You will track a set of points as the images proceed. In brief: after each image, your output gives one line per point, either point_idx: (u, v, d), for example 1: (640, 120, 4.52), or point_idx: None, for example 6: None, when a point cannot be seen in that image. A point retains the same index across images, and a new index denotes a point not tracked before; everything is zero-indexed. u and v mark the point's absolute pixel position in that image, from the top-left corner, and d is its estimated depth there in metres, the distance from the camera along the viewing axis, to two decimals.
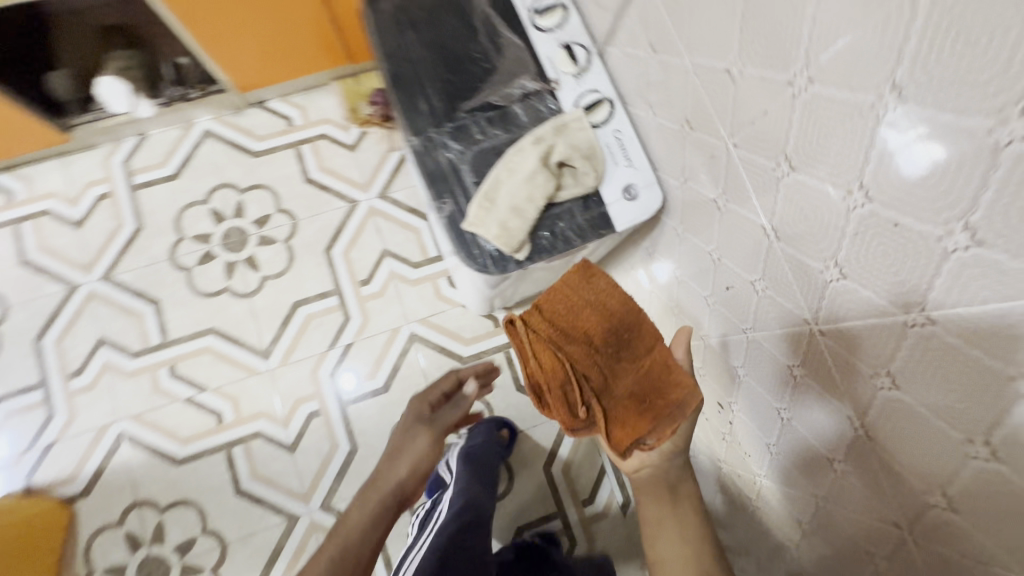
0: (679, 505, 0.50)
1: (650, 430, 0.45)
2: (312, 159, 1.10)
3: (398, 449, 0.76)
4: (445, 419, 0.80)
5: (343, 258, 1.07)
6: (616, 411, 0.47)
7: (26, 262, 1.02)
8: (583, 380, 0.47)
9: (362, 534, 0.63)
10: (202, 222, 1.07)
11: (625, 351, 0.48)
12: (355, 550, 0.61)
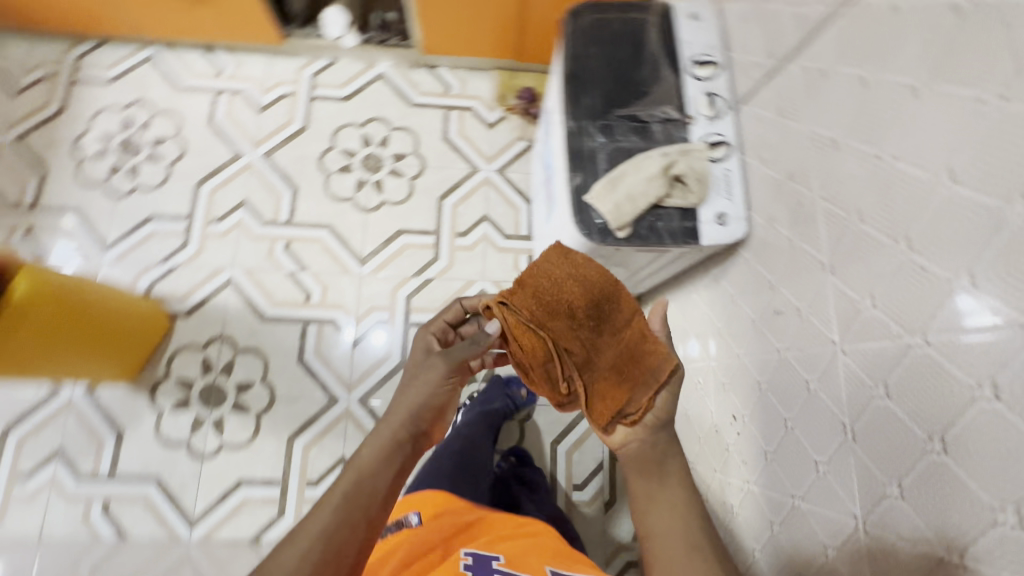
0: (668, 482, 0.53)
1: (627, 397, 0.55)
2: (455, 124, 1.30)
3: (403, 395, 0.65)
4: (461, 352, 0.68)
5: (451, 209, 1.24)
6: (596, 383, 0.57)
7: (213, 123, 1.25)
8: (566, 355, 0.58)
9: (378, 471, 0.59)
10: (353, 141, 1.27)
11: (604, 324, 0.58)
12: (371, 486, 0.57)
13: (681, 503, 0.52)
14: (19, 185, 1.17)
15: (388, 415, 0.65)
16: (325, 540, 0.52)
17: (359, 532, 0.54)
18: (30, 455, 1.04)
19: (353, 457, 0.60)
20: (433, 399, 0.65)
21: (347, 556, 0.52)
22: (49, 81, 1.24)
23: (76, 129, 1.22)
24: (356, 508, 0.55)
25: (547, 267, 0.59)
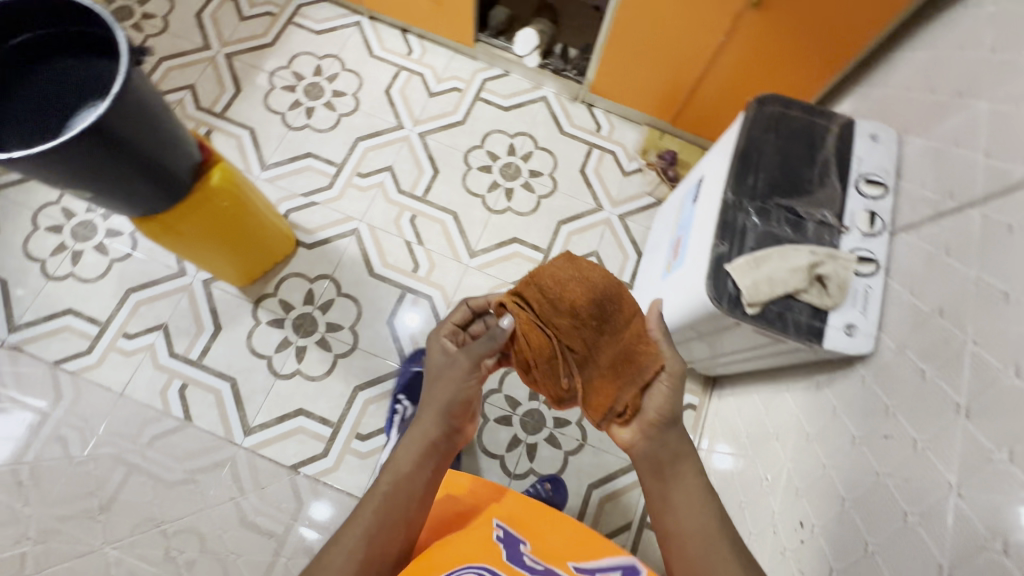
0: (682, 480, 0.65)
1: (621, 392, 0.65)
2: (595, 162, 1.37)
3: (434, 399, 0.70)
4: (476, 351, 0.69)
5: (566, 235, 1.29)
6: (594, 379, 0.65)
7: (388, 93, 1.37)
8: (568, 352, 0.64)
9: (411, 473, 0.67)
10: (500, 145, 1.36)
11: (605, 325, 0.64)
12: (406, 488, 0.65)
13: (697, 500, 0.64)
14: (216, 94, 1.33)
15: (422, 414, 0.71)
16: (369, 538, 0.61)
17: (398, 529, 0.63)
18: (140, 320, 1.14)
19: (391, 460, 0.68)
20: (462, 398, 0.70)
21: (389, 551, 0.62)
22: (271, 17, 1.41)
23: (277, 62, 1.37)
24: (394, 512, 0.64)
25: (555, 269, 0.65)
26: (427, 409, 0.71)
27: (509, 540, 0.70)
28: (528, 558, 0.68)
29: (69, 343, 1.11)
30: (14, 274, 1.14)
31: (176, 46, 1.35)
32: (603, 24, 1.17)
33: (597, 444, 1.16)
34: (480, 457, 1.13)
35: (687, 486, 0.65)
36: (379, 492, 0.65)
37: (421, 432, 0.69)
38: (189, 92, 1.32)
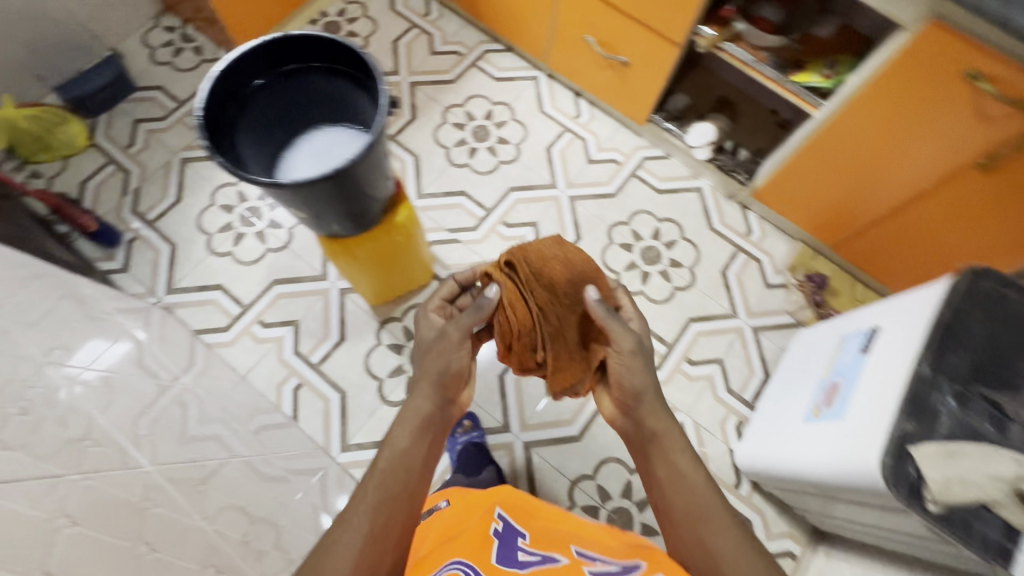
0: (667, 459, 0.70)
1: (585, 367, 0.74)
2: (738, 266, 1.32)
3: (426, 373, 0.75)
4: (465, 321, 0.75)
5: (694, 334, 1.25)
6: (563, 353, 0.72)
7: (548, 150, 1.39)
8: (545, 325, 0.70)
9: (407, 449, 0.70)
10: (645, 227, 1.34)
11: (578, 304, 0.72)
12: (403, 465, 0.68)
13: (688, 484, 0.67)
14: (393, 117, 1.41)
15: (415, 390, 0.75)
16: (371, 512, 0.63)
17: (399, 505, 0.65)
18: (277, 312, 1.20)
19: (384, 446, 0.70)
20: (450, 365, 0.75)
21: (392, 526, 0.64)
22: (458, 56, 1.48)
23: (453, 99, 1.43)
24: (392, 489, 0.66)
25: (542, 247, 0.72)
26: (419, 384, 0.76)
27: (506, 536, 0.65)
28: (523, 555, 0.61)
29: (211, 317, 1.19)
30: (183, 241, 1.24)
31: None
32: (795, 139, 1.14)
33: None
34: None
35: (674, 463, 0.69)
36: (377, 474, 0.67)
37: (417, 410, 0.73)
38: None
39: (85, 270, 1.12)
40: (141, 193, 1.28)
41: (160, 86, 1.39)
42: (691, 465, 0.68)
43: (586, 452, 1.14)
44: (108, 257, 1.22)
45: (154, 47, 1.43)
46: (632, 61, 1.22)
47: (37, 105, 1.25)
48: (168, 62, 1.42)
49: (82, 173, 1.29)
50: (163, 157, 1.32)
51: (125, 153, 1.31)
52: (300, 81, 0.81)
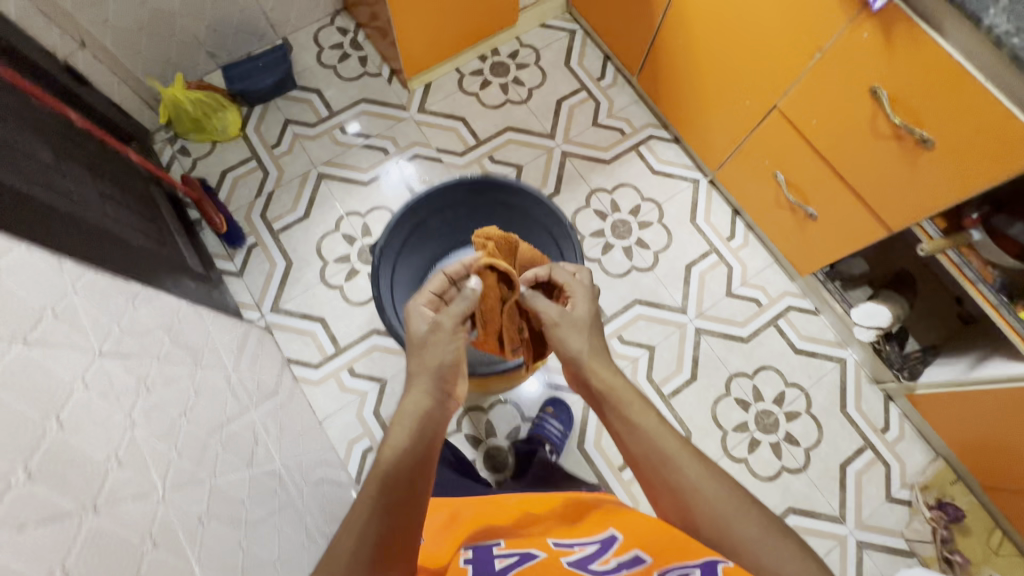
0: (635, 409, 0.65)
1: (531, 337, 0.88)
2: (862, 464, 1.16)
3: (428, 362, 0.69)
4: (456, 310, 0.73)
5: (789, 528, 1.12)
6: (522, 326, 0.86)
7: (688, 269, 1.27)
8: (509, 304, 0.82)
9: (404, 451, 0.60)
10: (769, 387, 1.20)
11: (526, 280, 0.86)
12: (401, 466, 0.59)
13: (654, 426, 0.63)
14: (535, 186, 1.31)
15: (410, 386, 0.67)
16: (372, 523, 0.54)
17: (404, 514, 0.56)
18: (368, 364, 1.17)
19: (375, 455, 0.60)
20: (447, 356, 0.70)
21: (399, 542, 0.55)
22: (620, 135, 1.36)
23: (602, 182, 1.32)
24: (389, 499, 0.56)
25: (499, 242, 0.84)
26: (416, 378, 0.68)
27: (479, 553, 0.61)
28: (499, 562, 0.58)
29: (305, 349, 1.17)
30: (299, 261, 1.23)
31: (526, 122, 1.36)
32: (983, 377, 0.96)
33: None
34: None
35: (643, 414, 0.64)
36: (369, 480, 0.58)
37: (411, 406, 0.65)
38: (515, 172, 1.32)
39: (206, 275, 1.12)
40: (273, 198, 1.27)
41: (318, 90, 1.37)
42: (643, 411, 0.64)
43: None
44: (226, 256, 1.22)
45: (323, 47, 1.40)
46: (821, 216, 1.06)
47: (204, 88, 1.26)
48: (332, 67, 1.39)
49: (224, 162, 1.29)
50: (303, 166, 1.30)
51: (269, 152, 1.30)
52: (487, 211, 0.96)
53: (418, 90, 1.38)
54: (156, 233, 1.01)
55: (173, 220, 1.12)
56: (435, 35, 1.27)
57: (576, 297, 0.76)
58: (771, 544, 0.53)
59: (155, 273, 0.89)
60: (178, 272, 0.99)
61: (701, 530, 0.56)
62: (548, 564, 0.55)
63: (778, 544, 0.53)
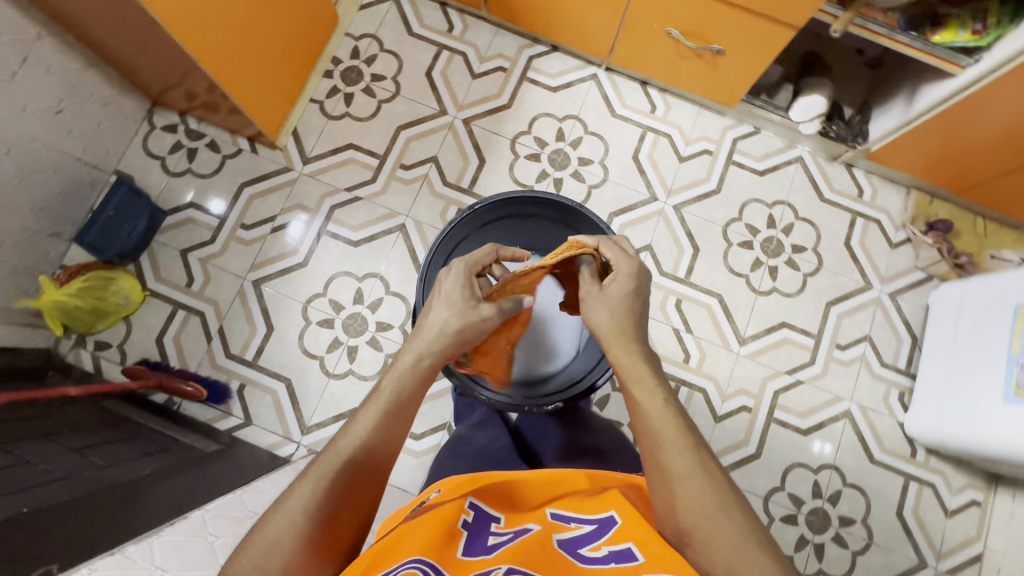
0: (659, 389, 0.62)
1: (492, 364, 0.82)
2: (860, 232, 1.26)
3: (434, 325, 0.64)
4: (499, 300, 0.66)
5: (837, 318, 1.22)
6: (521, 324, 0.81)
7: (636, 159, 1.26)
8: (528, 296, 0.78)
9: (384, 412, 0.57)
10: (758, 218, 1.25)
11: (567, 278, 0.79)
12: (380, 429, 0.56)
13: (666, 409, 0.60)
14: (460, 166, 1.24)
15: (412, 341, 0.64)
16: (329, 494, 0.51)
17: (358, 478, 0.53)
18: (424, 420, 1.14)
19: (354, 413, 0.57)
20: (450, 325, 0.64)
21: (351, 509, 0.53)
22: (503, 73, 1.29)
23: (516, 126, 1.27)
24: (351, 469, 0.53)
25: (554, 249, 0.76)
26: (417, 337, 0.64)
27: (475, 520, 0.54)
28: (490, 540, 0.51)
29: None
30: (296, 373, 1.14)
31: (411, 112, 1.26)
32: (918, 112, 1.05)
33: (879, 542, 1.14)
34: None
35: (654, 393, 0.61)
36: (339, 442, 0.54)
37: (402, 370, 0.61)
38: (433, 165, 1.24)
39: (222, 446, 1.02)
40: (227, 333, 1.15)
41: (191, 202, 1.21)
42: (658, 389, 0.62)
43: (769, 466, 1.15)
44: (225, 415, 1.11)
45: (164, 157, 1.22)
46: (728, 48, 1.07)
47: (78, 272, 1.09)
48: (186, 170, 1.22)
49: (151, 329, 1.14)
50: (232, 285, 1.17)
51: (189, 293, 1.16)
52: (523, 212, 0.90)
53: (289, 142, 1.24)
54: (151, 445, 0.90)
55: (152, 418, 1.00)
56: (271, 78, 1.12)
57: (621, 273, 0.69)
58: (744, 549, 0.52)
59: (187, 485, 0.80)
60: (200, 465, 0.90)
61: (678, 510, 0.55)
62: (544, 544, 0.52)
63: (752, 553, 0.52)
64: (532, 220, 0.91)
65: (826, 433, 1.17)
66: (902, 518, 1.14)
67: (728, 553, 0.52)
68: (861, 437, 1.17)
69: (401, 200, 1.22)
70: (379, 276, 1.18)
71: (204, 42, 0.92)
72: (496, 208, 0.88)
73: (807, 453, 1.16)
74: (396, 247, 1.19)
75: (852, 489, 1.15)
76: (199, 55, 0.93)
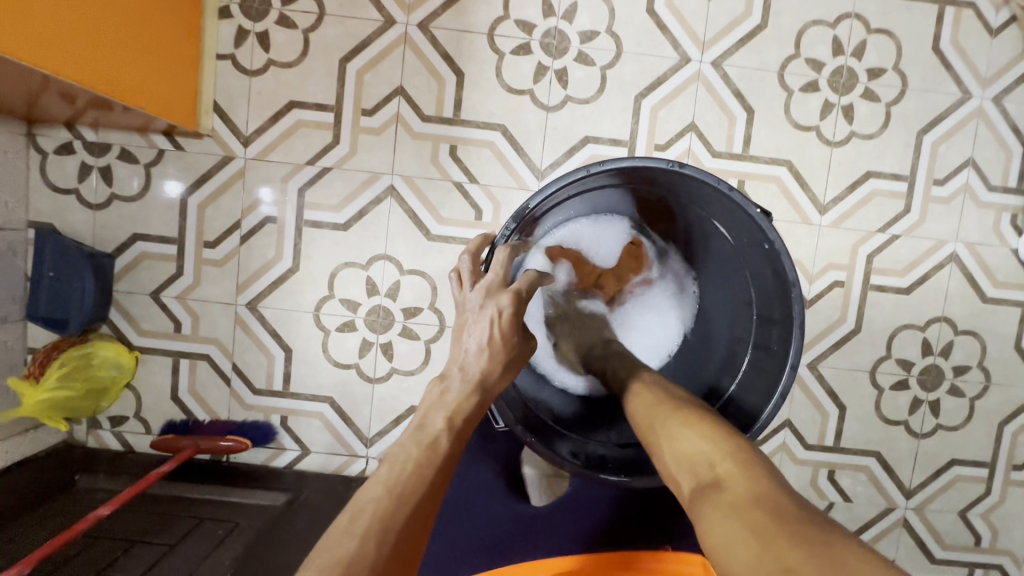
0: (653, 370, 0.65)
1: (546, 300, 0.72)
2: (950, 27, 0.98)
3: (472, 340, 0.56)
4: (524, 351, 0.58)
5: (931, 148, 1.00)
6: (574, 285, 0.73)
7: (652, 12, 0.96)
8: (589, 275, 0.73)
9: (428, 454, 0.50)
10: (820, 47, 0.98)
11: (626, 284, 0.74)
12: (432, 465, 0.49)
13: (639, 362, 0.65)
14: (434, 91, 0.96)
15: (460, 356, 0.56)
16: (372, 541, 0.43)
17: (418, 525, 0.46)
18: None
19: (394, 449, 0.50)
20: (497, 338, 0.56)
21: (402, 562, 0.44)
22: None
23: (489, 13, 0.95)
24: (399, 506, 0.46)
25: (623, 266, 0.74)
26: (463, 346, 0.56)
27: None
28: None
29: None
30: (335, 389, 1.01)
31: (350, 34, 0.95)
32: None
33: (997, 382, 1.05)
34: (883, 427, 1.05)
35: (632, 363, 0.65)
36: (377, 485, 0.47)
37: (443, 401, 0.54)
38: (402, 99, 0.96)
39: (292, 493, 0.94)
40: (243, 368, 1.00)
41: (133, 233, 0.98)
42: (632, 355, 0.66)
43: (873, 338, 1.03)
44: (279, 451, 1.00)
45: (77, 188, 0.97)
46: None
47: (50, 357, 0.93)
48: (111, 197, 0.97)
49: (161, 388, 1.00)
50: (226, 316, 0.99)
51: (183, 338, 1.00)
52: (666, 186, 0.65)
53: (215, 123, 0.96)
54: (218, 527, 0.84)
55: (208, 485, 0.93)
56: (152, 45, 0.82)
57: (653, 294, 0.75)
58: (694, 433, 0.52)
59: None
60: (277, 540, 0.84)
61: (632, 420, 0.58)
62: None
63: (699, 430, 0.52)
64: (598, 193, 0.67)
65: (931, 286, 1.02)
66: (1020, 349, 1.04)
67: (682, 443, 0.52)
68: (970, 279, 1.03)
69: (377, 155, 0.97)
70: (386, 256, 0.98)
71: (42, 35, 0.63)
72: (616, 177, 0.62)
73: (913, 313, 1.03)
74: (393, 216, 0.97)
75: (965, 336, 1.04)
76: (42, 61, 0.63)
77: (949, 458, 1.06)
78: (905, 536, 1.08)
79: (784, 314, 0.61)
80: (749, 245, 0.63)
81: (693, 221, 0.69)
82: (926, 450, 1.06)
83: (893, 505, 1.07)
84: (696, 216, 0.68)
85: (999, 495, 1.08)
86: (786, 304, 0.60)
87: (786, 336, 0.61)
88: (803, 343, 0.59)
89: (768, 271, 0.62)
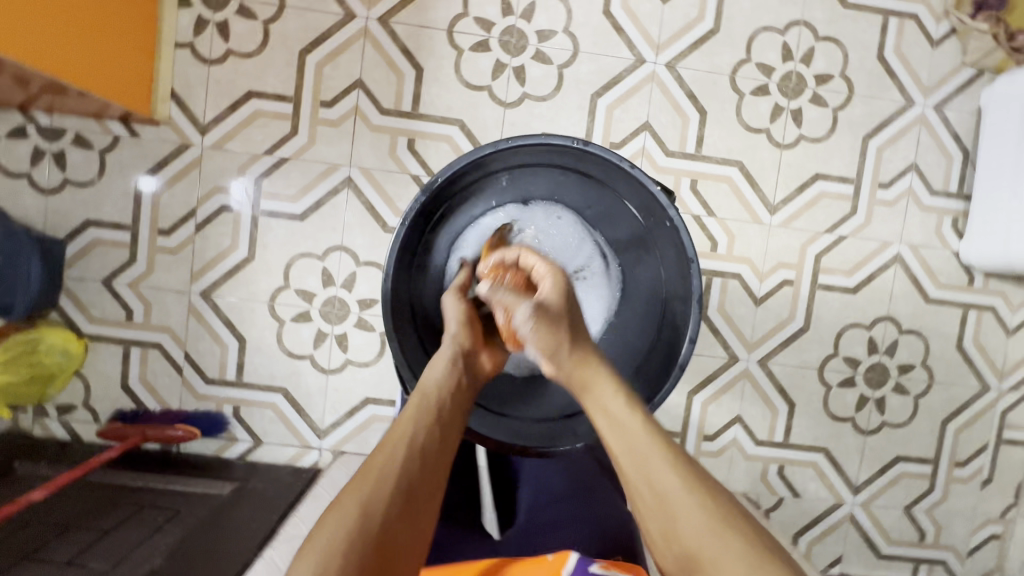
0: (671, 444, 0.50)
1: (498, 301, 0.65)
2: (894, 37, 1.02)
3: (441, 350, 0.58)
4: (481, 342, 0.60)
5: (876, 152, 1.04)
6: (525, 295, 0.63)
7: (608, 15, 0.99)
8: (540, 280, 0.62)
9: (378, 489, 0.46)
10: (771, 53, 1.01)
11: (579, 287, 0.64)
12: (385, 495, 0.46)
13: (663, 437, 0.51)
14: (393, 85, 0.97)
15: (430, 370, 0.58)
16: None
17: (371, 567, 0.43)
18: None
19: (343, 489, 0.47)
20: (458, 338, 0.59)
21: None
22: None
23: (449, 10, 0.97)
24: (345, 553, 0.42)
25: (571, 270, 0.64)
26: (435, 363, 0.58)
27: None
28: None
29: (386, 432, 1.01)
30: (289, 379, 1.00)
31: (310, 26, 0.96)
32: None
33: (941, 380, 1.08)
34: (830, 424, 1.08)
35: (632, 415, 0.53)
36: (328, 527, 0.44)
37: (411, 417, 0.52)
38: (361, 92, 0.97)
39: (238, 482, 0.94)
40: (196, 358, 1.00)
41: (86, 220, 0.97)
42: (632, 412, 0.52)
43: (820, 336, 1.06)
44: (231, 442, 1.00)
45: (30, 172, 0.96)
46: None
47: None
48: (64, 182, 0.97)
49: (111, 377, 0.99)
50: (179, 304, 0.99)
51: (134, 326, 0.99)
52: (578, 165, 0.66)
53: (172, 110, 0.96)
54: (159, 514, 0.83)
55: (151, 474, 0.92)
56: (105, 32, 0.82)
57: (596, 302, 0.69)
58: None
59: None
60: (218, 525, 0.83)
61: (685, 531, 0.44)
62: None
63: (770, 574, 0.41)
64: (506, 175, 0.66)
65: (876, 287, 1.06)
66: (961, 349, 1.07)
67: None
68: (914, 280, 1.06)
69: (336, 147, 0.98)
70: (343, 248, 0.99)
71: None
72: (531, 154, 0.64)
73: (860, 312, 1.06)
74: (350, 207, 0.98)
75: (909, 336, 1.07)
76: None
77: (894, 455, 1.09)
78: (851, 531, 1.10)
79: (685, 288, 0.63)
80: (655, 225, 0.65)
81: (604, 203, 0.67)
82: (872, 446, 1.09)
83: (840, 500, 1.09)
84: (607, 198, 0.67)
85: (942, 492, 1.10)
86: (687, 278, 0.63)
87: (686, 309, 0.63)
88: (701, 316, 0.61)
89: (672, 249, 0.64)
